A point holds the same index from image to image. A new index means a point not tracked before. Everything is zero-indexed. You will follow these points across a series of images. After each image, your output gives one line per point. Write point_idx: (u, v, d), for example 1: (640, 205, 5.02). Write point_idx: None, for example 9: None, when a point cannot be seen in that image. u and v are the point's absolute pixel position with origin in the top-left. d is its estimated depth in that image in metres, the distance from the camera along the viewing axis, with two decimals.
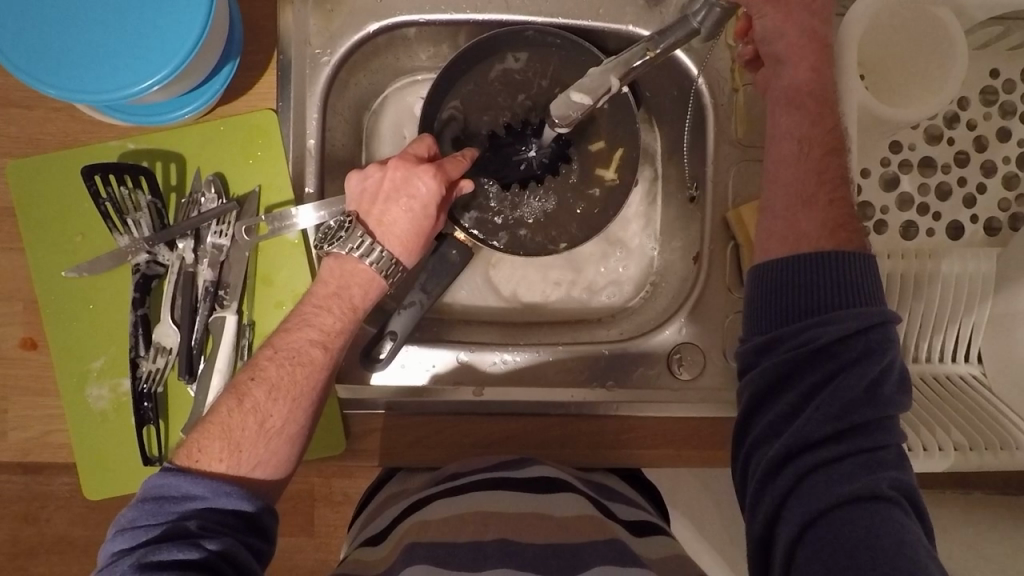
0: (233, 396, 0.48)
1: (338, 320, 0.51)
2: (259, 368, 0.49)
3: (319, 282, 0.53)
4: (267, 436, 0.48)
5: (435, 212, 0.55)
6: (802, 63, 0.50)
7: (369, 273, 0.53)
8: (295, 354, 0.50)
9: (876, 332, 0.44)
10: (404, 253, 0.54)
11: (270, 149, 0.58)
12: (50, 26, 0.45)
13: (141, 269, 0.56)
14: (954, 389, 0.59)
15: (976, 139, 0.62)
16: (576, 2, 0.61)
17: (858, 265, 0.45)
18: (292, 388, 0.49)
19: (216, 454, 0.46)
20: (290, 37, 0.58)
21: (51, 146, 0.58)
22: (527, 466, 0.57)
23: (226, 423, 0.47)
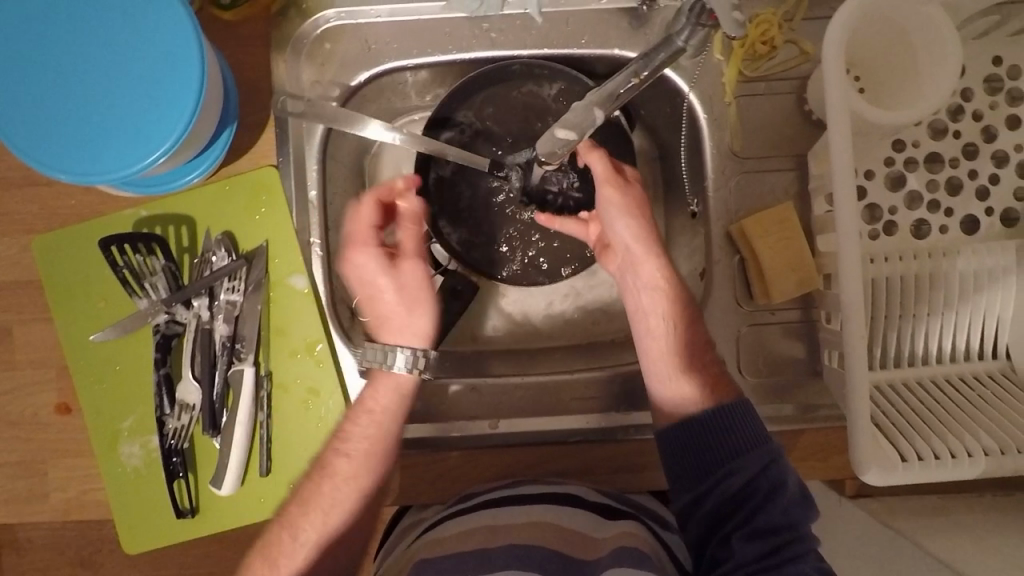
0: (285, 529, 0.56)
1: (370, 440, 0.57)
2: (307, 489, 0.57)
3: (354, 421, 0.58)
4: (313, 553, 0.56)
5: (414, 281, 0.61)
6: (613, 185, 0.58)
7: (402, 377, 0.59)
8: (331, 472, 0.57)
9: (772, 470, 0.51)
10: (421, 334, 0.61)
11: (273, 203, 0.60)
12: (53, 112, 0.47)
13: (161, 329, 0.59)
14: (980, 389, 0.57)
15: (984, 129, 0.60)
16: (559, 32, 0.61)
17: (732, 420, 0.53)
18: (337, 504, 0.57)
19: (266, 571, 0.55)
20: (285, 93, 0.60)
21: (71, 218, 0.60)
22: (520, 485, 0.58)
23: (277, 548, 0.56)
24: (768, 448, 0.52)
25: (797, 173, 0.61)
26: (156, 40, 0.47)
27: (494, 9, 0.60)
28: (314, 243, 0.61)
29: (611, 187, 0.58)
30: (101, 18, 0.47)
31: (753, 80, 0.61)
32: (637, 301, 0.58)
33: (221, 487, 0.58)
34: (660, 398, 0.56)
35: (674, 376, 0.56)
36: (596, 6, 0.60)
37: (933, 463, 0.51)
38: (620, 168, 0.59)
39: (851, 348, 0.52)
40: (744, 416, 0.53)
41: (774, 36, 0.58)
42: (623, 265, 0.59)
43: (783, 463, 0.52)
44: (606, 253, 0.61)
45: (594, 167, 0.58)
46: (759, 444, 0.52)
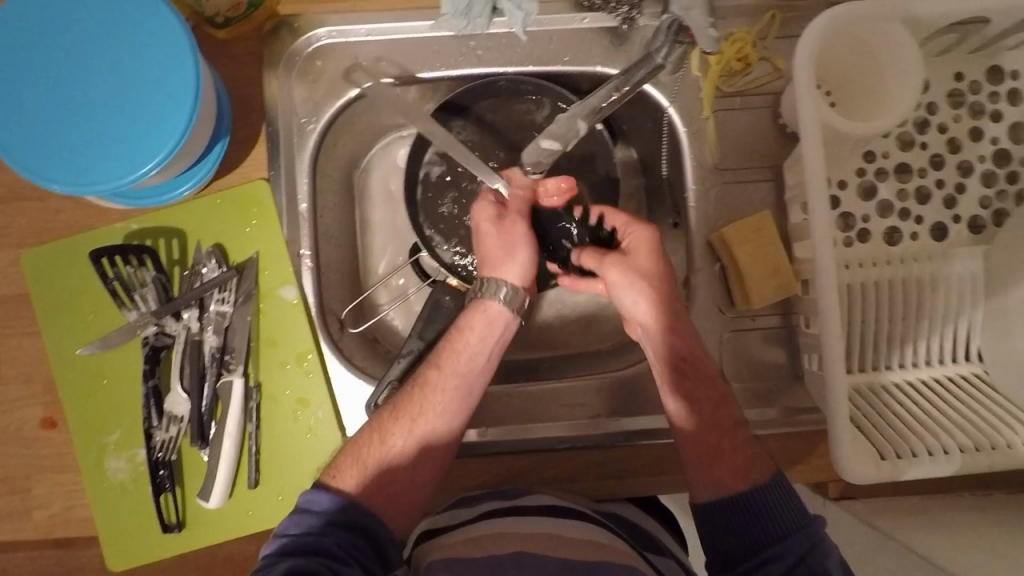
0: (376, 432, 0.54)
1: (467, 361, 0.56)
2: (404, 401, 0.55)
3: (462, 339, 0.57)
4: (405, 463, 0.54)
5: (517, 232, 0.60)
6: (627, 269, 0.58)
7: (500, 311, 0.58)
8: (435, 391, 0.55)
9: (812, 558, 0.51)
10: (517, 276, 0.59)
11: (264, 215, 0.61)
12: (45, 124, 0.48)
13: (150, 341, 0.59)
14: (955, 391, 0.59)
15: (949, 140, 0.63)
16: (544, 50, 0.63)
17: (769, 509, 0.53)
18: (441, 419, 0.55)
19: (354, 475, 0.53)
20: (278, 107, 0.61)
21: (61, 232, 0.61)
22: (521, 495, 0.58)
23: (359, 449, 0.54)
24: (808, 533, 0.52)
25: (774, 184, 0.63)
26: (153, 58, 0.49)
27: (480, 29, 0.61)
28: (304, 255, 0.62)
29: (605, 271, 0.59)
30: (98, 35, 0.48)
31: (730, 95, 0.63)
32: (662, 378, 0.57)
33: (208, 500, 0.58)
34: (693, 480, 0.55)
35: (711, 464, 0.55)
36: (578, 25, 0.62)
37: (912, 461, 0.52)
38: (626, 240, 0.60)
39: (830, 350, 0.53)
40: (781, 507, 0.52)
41: (748, 53, 0.61)
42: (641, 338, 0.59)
43: (827, 550, 0.51)
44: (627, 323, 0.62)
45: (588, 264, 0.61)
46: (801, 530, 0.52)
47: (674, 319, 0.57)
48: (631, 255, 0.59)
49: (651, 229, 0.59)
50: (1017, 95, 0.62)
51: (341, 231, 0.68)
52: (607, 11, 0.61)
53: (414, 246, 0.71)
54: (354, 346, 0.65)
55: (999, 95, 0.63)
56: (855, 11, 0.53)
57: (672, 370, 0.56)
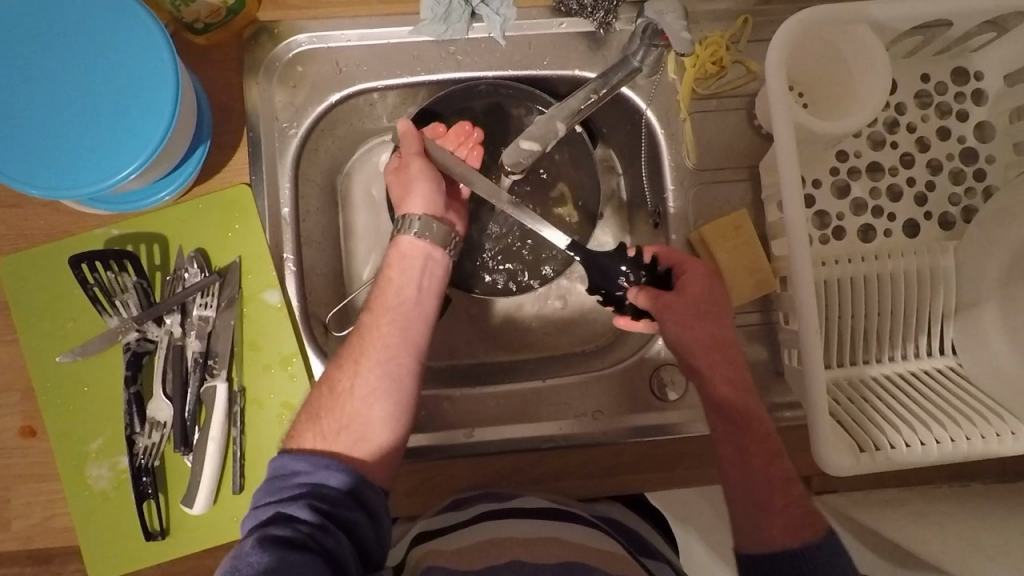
0: (325, 385, 0.53)
1: (399, 295, 0.56)
2: (345, 352, 0.54)
3: (392, 278, 0.57)
4: (361, 404, 0.52)
5: (411, 167, 0.60)
6: (681, 314, 0.56)
7: (418, 243, 0.58)
8: (370, 330, 0.55)
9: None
10: (419, 207, 0.60)
11: (246, 220, 0.61)
12: (24, 128, 0.48)
13: (132, 346, 0.59)
14: (930, 383, 0.61)
15: (918, 139, 0.65)
16: (523, 54, 0.64)
17: (815, 567, 0.49)
18: (385, 356, 0.54)
19: (310, 431, 0.50)
20: (259, 112, 0.61)
21: (41, 239, 0.60)
22: (515, 498, 0.59)
23: (311, 407, 0.52)
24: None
25: (751, 184, 0.65)
26: (132, 63, 0.49)
27: (460, 34, 0.62)
28: (287, 259, 0.62)
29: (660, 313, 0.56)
30: (76, 38, 0.48)
31: (706, 97, 0.64)
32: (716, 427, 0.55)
33: (192, 507, 0.58)
34: (740, 523, 0.53)
35: (765, 508, 0.52)
36: (556, 30, 0.63)
37: (890, 453, 0.53)
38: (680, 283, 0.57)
39: (808, 345, 0.54)
40: (826, 565, 0.49)
41: (722, 56, 0.62)
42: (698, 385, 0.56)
43: None
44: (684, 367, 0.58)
45: (643, 302, 0.58)
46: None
47: (727, 362, 0.56)
48: (688, 294, 0.57)
49: (701, 265, 0.58)
50: (982, 96, 0.65)
51: (325, 236, 0.68)
52: (584, 17, 0.62)
53: None
54: (339, 350, 0.65)
55: (965, 96, 0.65)
56: (824, 14, 0.54)
57: (720, 417, 0.55)
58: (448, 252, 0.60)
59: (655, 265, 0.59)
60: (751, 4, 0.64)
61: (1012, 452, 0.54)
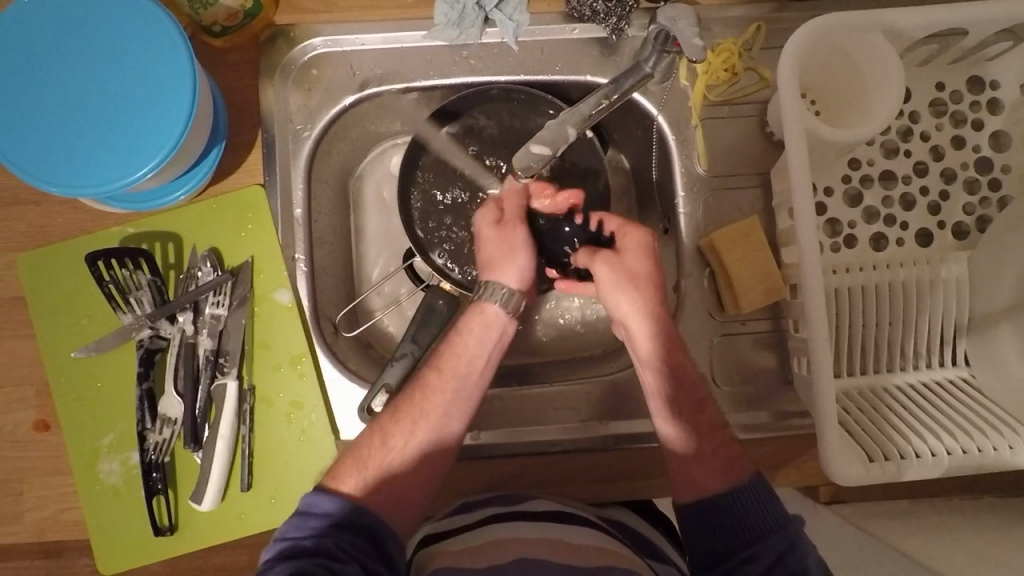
0: (377, 434, 0.54)
1: (467, 363, 0.57)
2: (399, 404, 0.56)
3: (460, 341, 0.58)
4: (408, 462, 0.54)
5: (519, 235, 0.61)
6: (622, 280, 0.58)
7: (499, 315, 0.59)
8: (431, 390, 0.56)
9: (790, 558, 0.49)
10: (513, 280, 0.60)
11: (259, 221, 0.62)
12: (45, 128, 0.49)
13: (144, 343, 0.59)
14: (941, 394, 0.60)
15: (932, 148, 0.64)
16: (535, 59, 0.64)
17: (745, 510, 0.52)
18: (441, 422, 0.55)
19: (352, 476, 0.52)
20: (273, 114, 0.62)
21: (58, 236, 0.61)
22: (521, 501, 0.59)
23: (360, 453, 0.53)
24: (785, 534, 0.50)
25: (762, 191, 0.64)
26: (150, 65, 0.50)
27: (473, 38, 0.63)
28: (298, 260, 0.63)
29: (597, 271, 0.60)
30: (97, 40, 0.49)
31: (718, 104, 0.64)
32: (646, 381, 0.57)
33: (200, 503, 0.58)
34: (675, 479, 0.55)
35: (693, 467, 0.54)
36: (568, 36, 0.64)
37: (898, 463, 0.53)
38: (623, 245, 0.60)
39: (817, 353, 0.54)
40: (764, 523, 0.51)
41: (734, 64, 0.62)
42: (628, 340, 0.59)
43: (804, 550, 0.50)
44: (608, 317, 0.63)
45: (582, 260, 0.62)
46: (777, 531, 0.50)
47: (663, 326, 0.57)
48: (625, 258, 0.59)
49: (644, 231, 0.60)
50: (997, 105, 0.64)
51: (336, 237, 0.69)
52: (596, 23, 0.62)
53: (407, 251, 0.72)
54: (348, 350, 0.66)
55: (980, 104, 0.64)
56: (838, 21, 0.54)
57: (657, 376, 0.57)
58: (517, 325, 0.62)
59: (600, 233, 0.63)
60: (764, 11, 0.64)
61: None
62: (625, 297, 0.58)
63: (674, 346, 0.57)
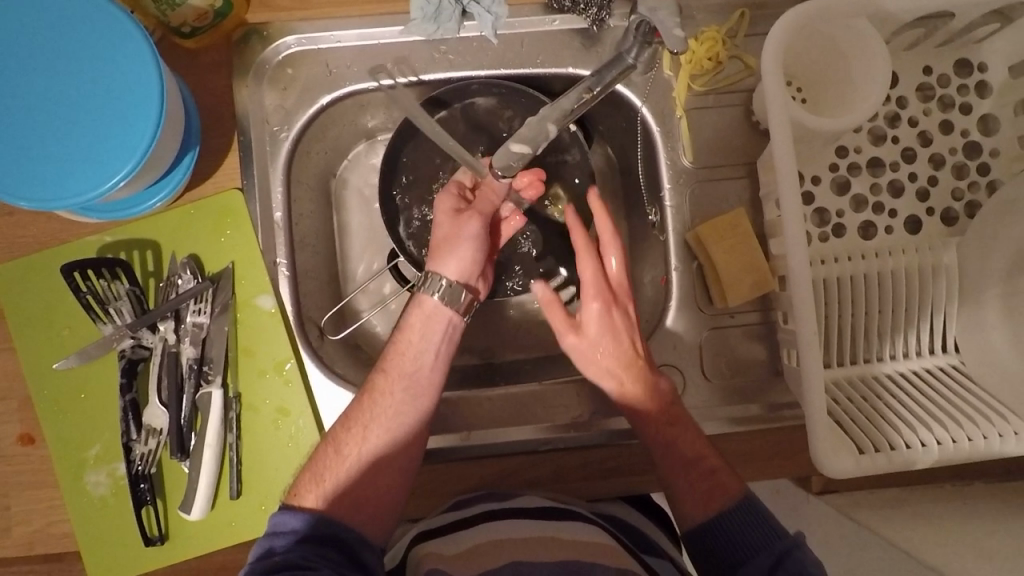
0: (331, 444, 0.54)
1: (414, 361, 0.56)
2: (351, 413, 0.55)
3: (405, 339, 0.57)
4: (367, 467, 0.53)
5: (468, 226, 0.59)
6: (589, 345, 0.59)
7: (434, 304, 0.58)
8: (379, 394, 0.55)
9: (788, 563, 0.50)
10: (450, 269, 0.59)
11: (238, 225, 0.61)
12: (11, 141, 0.48)
13: (126, 354, 0.59)
14: (932, 383, 0.60)
15: (920, 134, 0.63)
16: (516, 53, 0.63)
17: (734, 532, 0.53)
18: (397, 425, 0.54)
19: (312, 489, 0.52)
20: (249, 117, 0.61)
21: (33, 247, 0.60)
22: (513, 498, 0.59)
23: (316, 466, 0.53)
24: (784, 542, 0.51)
25: (749, 181, 0.64)
26: (116, 69, 0.48)
27: (451, 33, 0.61)
28: (281, 264, 0.62)
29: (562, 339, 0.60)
30: (59, 46, 0.48)
31: (702, 94, 0.63)
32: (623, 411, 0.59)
33: (190, 513, 0.58)
34: (679, 503, 0.56)
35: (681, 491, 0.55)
36: (549, 27, 0.62)
37: (889, 454, 0.53)
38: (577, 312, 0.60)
39: (806, 347, 0.53)
40: (754, 532, 0.52)
41: (719, 52, 0.61)
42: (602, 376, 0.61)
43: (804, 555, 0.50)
44: None
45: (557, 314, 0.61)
46: (766, 544, 0.51)
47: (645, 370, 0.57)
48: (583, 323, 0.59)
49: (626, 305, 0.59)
50: (986, 88, 0.63)
51: (319, 239, 0.68)
52: (576, 13, 0.61)
53: (392, 251, 0.71)
54: (335, 353, 0.65)
55: (968, 88, 0.63)
56: (821, 8, 0.53)
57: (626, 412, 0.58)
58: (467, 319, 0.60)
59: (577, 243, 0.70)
60: None
61: (1014, 452, 0.53)
62: (603, 347, 0.58)
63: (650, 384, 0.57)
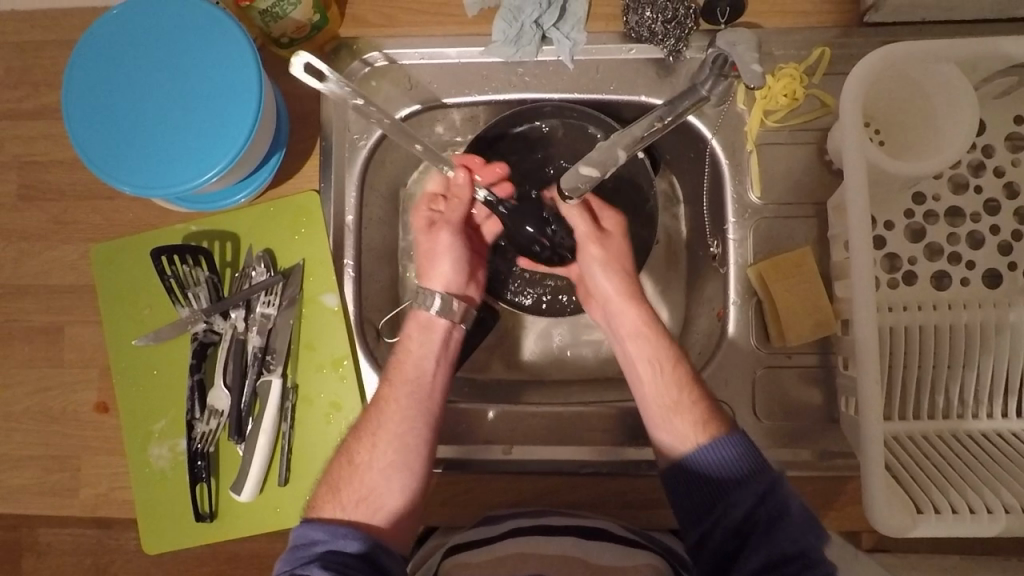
0: (344, 456, 0.56)
1: (415, 366, 0.59)
2: (360, 425, 0.57)
3: (405, 350, 0.60)
4: (378, 476, 0.55)
5: (440, 240, 0.64)
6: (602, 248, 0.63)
7: (427, 314, 0.62)
8: (381, 401, 0.57)
9: (772, 496, 0.50)
10: (438, 284, 0.64)
11: (312, 225, 0.64)
12: (126, 134, 0.52)
13: (199, 336, 0.62)
14: (1004, 447, 0.56)
15: (1006, 185, 0.61)
16: (591, 79, 0.64)
17: (724, 456, 0.52)
18: (404, 433, 0.56)
19: (330, 499, 0.54)
20: (332, 124, 0.64)
21: (127, 231, 0.65)
22: (542, 516, 0.59)
23: (332, 478, 0.55)
24: (766, 473, 0.51)
25: (817, 221, 0.62)
26: (221, 72, 0.52)
27: (529, 56, 0.64)
28: (347, 264, 0.64)
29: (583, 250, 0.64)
30: (175, 52, 0.52)
31: (775, 130, 0.63)
32: (626, 350, 0.61)
33: (239, 494, 0.61)
34: (659, 442, 0.56)
35: (668, 419, 0.55)
36: (625, 55, 0.63)
37: (950, 516, 0.50)
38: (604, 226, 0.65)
39: (866, 395, 0.52)
40: (734, 459, 0.52)
41: (796, 90, 0.61)
42: (608, 317, 0.63)
43: (785, 488, 0.51)
44: (590, 302, 0.67)
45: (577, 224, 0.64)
46: (753, 474, 0.51)
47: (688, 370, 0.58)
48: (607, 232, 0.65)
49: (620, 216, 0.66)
50: None
51: (384, 244, 0.70)
52: (654, 44, 0.62)
53: None
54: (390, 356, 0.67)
55: None
56: (908, 50, 0.52)
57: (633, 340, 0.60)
58: (466, 327, 0.64)
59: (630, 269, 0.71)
60: (831, 36, 0.62)
61: None
62: (649, 346, 0.59)
63: (719, 415, 0.55)
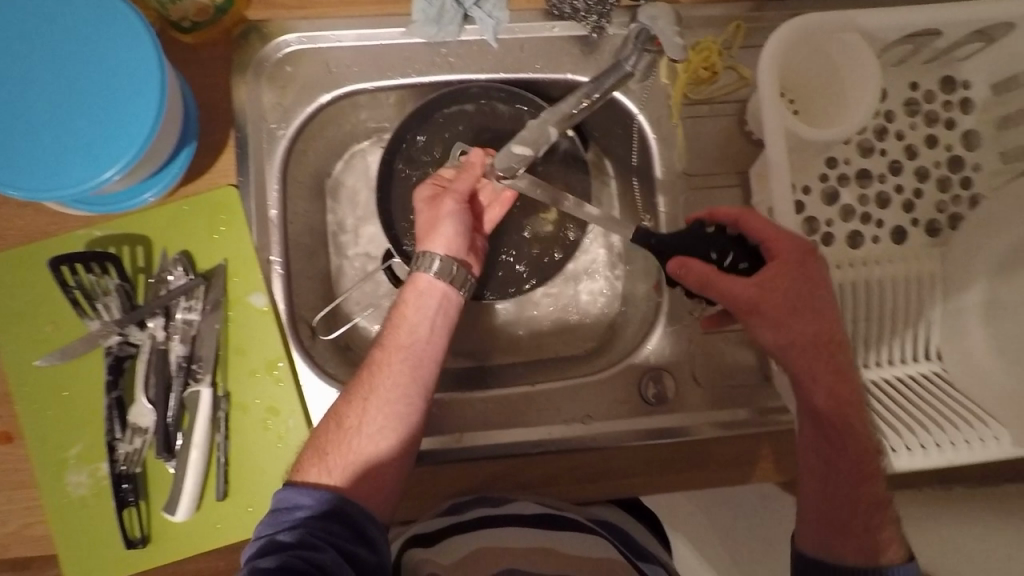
0: (332, 419, 0.53)
1: (409, 334, 0.56)
2: (353, 390, 0.54)
3: (400, 317, 0.57)
4: (367, 442, 0.52)
5: (443, 207, 0.60)
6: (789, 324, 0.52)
7: (427, 279, 0.58)
8: (377, 368, 0.55)
9: None
10: (438, 248, 0.59)
11: (232, 222, 0.60)
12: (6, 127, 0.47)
13: (113, 350, 0.57)
14: (917, 388, 0.61)
15: (906, 147, 0.65)
16: (516, 58, 0.64)
17: None
18: (398, 400, 0.54)
19: (315, 464, 0.51)
20: (246, 113, 0.60)
21: (19, 241, 0.59)
22: (506, 504, 0.58)
23: (320, 440, 0.53)
24: None
25: (742, 189, 0.65)
26: (117, 58, 0.48)
27: (452, 36, 0.62)
28: (274, 262, 0.61)
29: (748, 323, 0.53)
30: (59, 35, 0.47)
31: (697, 103, 0.64)
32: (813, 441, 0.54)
33: (173, 513, 0.57)
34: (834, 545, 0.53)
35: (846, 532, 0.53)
36: (548, 33, 0.63)
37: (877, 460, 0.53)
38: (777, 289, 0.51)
39: None
40: None
41: (714, 62, 0.62)
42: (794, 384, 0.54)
43: None
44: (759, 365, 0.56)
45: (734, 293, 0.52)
46: None
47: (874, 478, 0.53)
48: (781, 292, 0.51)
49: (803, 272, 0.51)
50: (969, 104, 0.66)
51: (312, 238, 0.67)
52: (577, 21, 0.62)
53: (386, 253, 0.70)
54: (326, 354, 0.64)
55: (953, 104, 0.65)
56: (816, 22, 0.55)
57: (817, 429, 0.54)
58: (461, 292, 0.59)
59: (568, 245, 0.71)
60: (743, 10, 0.64)
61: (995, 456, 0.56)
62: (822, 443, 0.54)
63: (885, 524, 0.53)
